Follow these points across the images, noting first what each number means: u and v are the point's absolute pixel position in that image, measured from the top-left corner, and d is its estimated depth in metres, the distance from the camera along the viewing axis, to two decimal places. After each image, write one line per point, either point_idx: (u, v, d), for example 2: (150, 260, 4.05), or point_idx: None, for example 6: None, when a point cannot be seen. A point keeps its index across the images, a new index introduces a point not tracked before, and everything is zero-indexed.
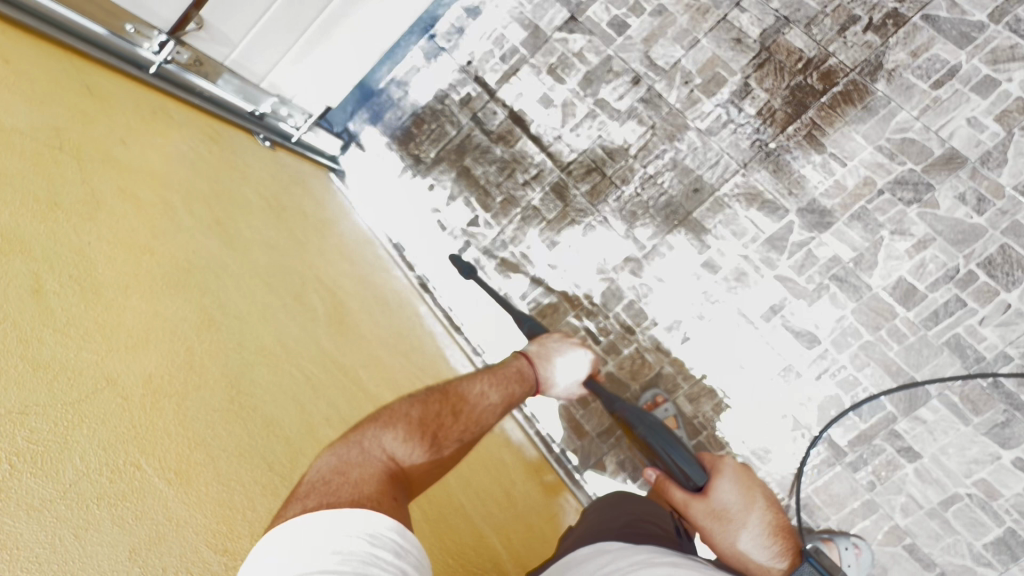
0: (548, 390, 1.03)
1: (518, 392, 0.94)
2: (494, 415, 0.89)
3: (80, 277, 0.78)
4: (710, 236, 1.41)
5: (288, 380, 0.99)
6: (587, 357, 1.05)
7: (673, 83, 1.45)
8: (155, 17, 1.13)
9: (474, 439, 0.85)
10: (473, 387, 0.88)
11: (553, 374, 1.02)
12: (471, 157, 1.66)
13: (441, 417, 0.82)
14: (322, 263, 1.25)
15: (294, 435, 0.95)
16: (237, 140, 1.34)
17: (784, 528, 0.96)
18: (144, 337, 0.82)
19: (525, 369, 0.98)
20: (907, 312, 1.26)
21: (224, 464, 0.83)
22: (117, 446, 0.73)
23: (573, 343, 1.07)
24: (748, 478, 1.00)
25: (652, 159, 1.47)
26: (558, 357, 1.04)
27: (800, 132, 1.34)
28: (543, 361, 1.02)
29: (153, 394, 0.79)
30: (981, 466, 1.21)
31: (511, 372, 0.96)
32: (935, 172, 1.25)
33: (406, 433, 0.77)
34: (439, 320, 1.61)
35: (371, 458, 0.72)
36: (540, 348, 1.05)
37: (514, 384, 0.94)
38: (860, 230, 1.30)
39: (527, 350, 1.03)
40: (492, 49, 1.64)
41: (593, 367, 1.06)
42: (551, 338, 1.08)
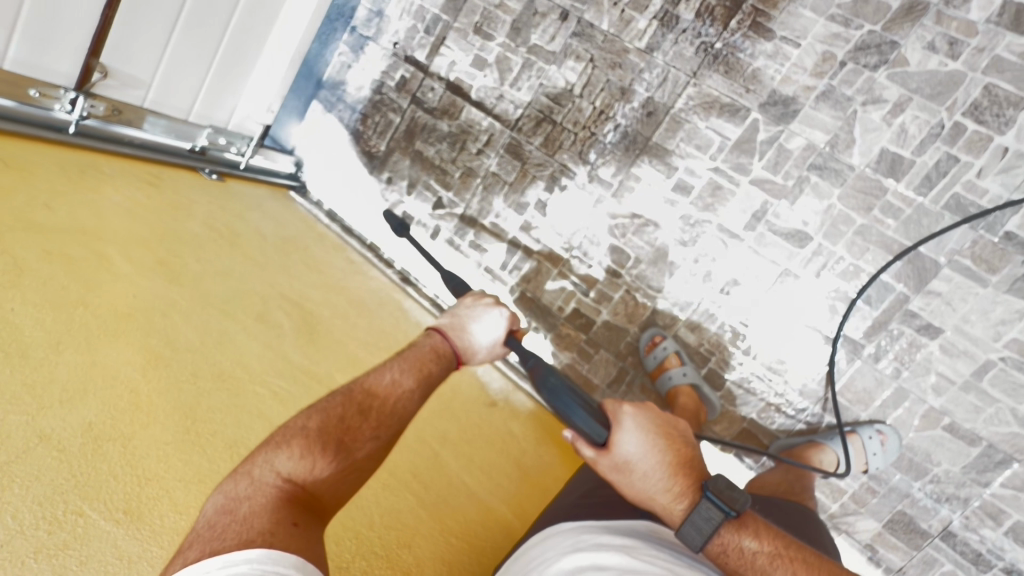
0: (472, 359, 0.93)
1: (439, 370, 0.86)
2: (413, 402, 0.82)
3: (7, 344, 0.79)
4: (676, 156, 1.33)
5: (251, 399, 0.96)
6: (501, 314, 0.95)
7: (602, 9, 1.37)
8: (57, 75, 1.12)
9: (391, 434, 0.78)
10: (383, 379, 0.80)
11: (473, 343, 0.93)
12: (420, 139, 1.62)
13: (346, 420, 0.74)
14: (284, 279, 1.24)
15: None
16: (178, 179, 1.32)
17: (689, 463, 0.82)
18: (83, 388, 0.81)
19: (437, 345, 0.89)
20: (898, 183, 1.17)
21: (180, 494, 0.80)
22: (55, 498, 0.71)
23: (487, 304, 0.96)
24: (649, 418, 0.84)
25: (598, 92, 1.40)
26: (473, 323, 0.94)
27: (744, 24, 1.25)
28: (457, 333, 0.92)
29: (94, 441, 0.78)
30: (1010, 326, 1.12)
31: (421, 347, 0.87)
32: (896, 28, 1.14)
33: (302, 449, 0.70)
34: (427, 309, 1.58)
35: (262, 486, 0.65)
36: (452, 319, 0.94)
37: (428, 362, 0.86)
38: (830, 110, 1.20)
39: (439, 325, 0.92)
40: (414, 25, 1.58)
41: (512, 324, 0.95)
42: (463, 304, 0.97)
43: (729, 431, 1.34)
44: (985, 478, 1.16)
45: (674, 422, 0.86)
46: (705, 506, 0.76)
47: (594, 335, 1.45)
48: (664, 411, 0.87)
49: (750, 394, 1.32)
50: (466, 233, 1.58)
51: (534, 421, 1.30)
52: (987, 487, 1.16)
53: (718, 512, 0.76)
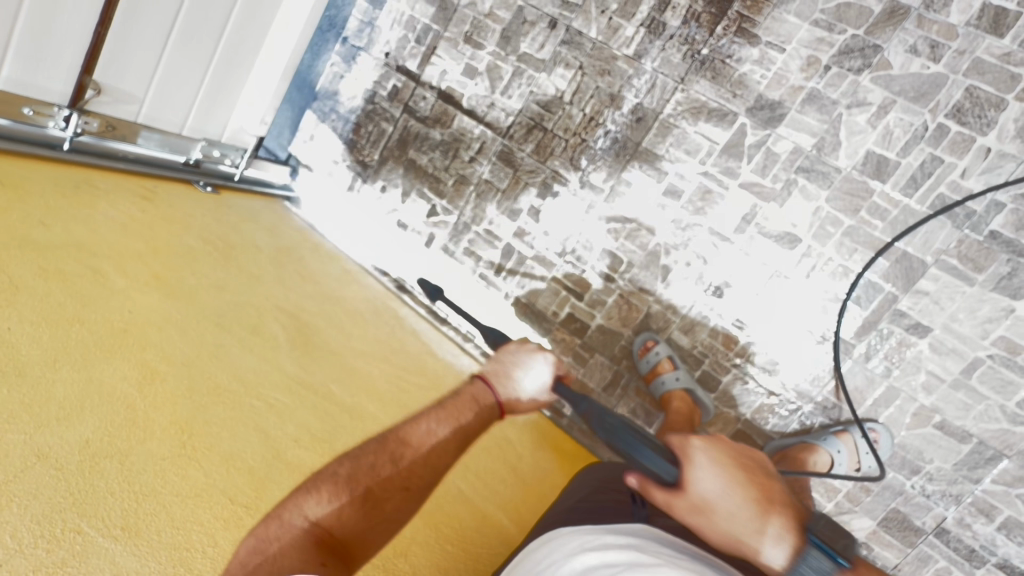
0: (517, 408, 0.88)
1: (479, 422, 0.83)
2: (447, 453, 0.78)
3: (3, 362, 0.79)
4: (665, 161, 1.35)
5: (247, 412, 0.97)
6: (547, 361, 0.90)
7: (590, 17, 1.39)
8: (50, 93, 1.13)
9: (423, 485, 0.75)
10: (417, 428, 0.77)
11: (516, 392, 0.88)
12: (413, 147, 1.63)
13: (376, 467, 0.72)
14: (279, 290, 1.25)
15: (260, 465, 0.91)
16: (173, 193, 1.33)
17: (778, 501, 0.75)
18: (80, 405, 0.82)
19: (479, 395, 0.85)
20: (884, 185, 1.19)
21: (177, 509, 0.80)
22: (53, 515, 0.71)
23: (532, 348, 0.91)
24: (716, 449, 0.79)
25: (588, 99, 1.41)
26: (518, 370, 0.89)
27: (730, 30, 1.27)
28: (501, 381, 0.87)
29: (91, 458, 0.78)
30: (997, 324, 1.14)
31: (462, 399, 0.84)
32: (878, 32, 1.16)
33: (331, 495, 0.68)
34: (423, 317, 1.60)
35: (290, 530, 0.64)
36: (495, 366, 0.89)
37: (467, 416, 0.82)
38: (816, 113, 1.22)
39: (483, 372, 0.88)
40: (405, 35, 1.60)
41: (558, 369, 0.90)
42: (506, 348, 0.92)
43: (723, 433, 1.36)
44: (976, 475, 1.17)
45: (746, 451, 0.81)
46: (817, 557, 0.66)
47: (589, 339, 1.46)
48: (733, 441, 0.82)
49: (744, 395, 1.33)
50: (460, 240, 1.59)
51: (529, 427, 1.32)
52: (978, 484, 1.17)
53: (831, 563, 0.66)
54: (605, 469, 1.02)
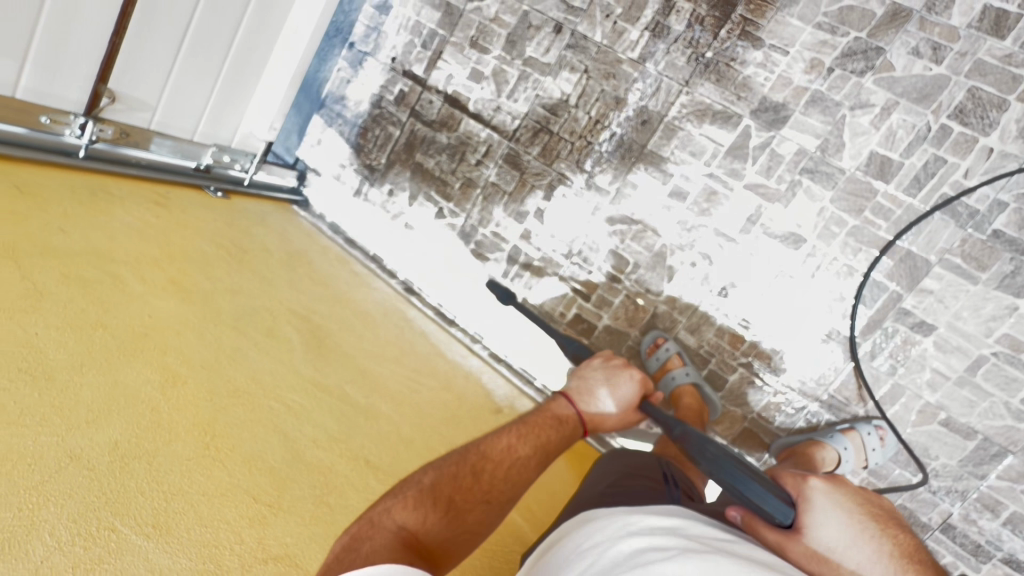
0: (596, 424, 1.00)
1: (567, 432, 0.94)
2: (527, 468, 0.83)
3: (32, 367, 0.81)
4: (671, 163, 1.36)
5: (266, 413, 0.99)
6: (625, 381, 1.04)
7: (595, 21, 1.41)
8: (66, 102, 1.16)
9: (502, 501, 0.78)
10: (497, 443, 0.82)
11: (602, 407, 1.01)
12: (420, 151, 1.65)
13: (459, 479, 0.75)
14: (291, 294, 1.27)
15: (280, 465, 0.93)
16: (185, 199, 1.34)
17: (913, 555, 0.69)
18: (106, 409, 0.84)
19: (567, 408, 0.97)
20: (887, 185, 1.20)
21: (204, 508, 0.81)
22: (88, 514, 0.73)
23: (615, 367, 1.07)
24: (846, 496, 0.75)
25: (593, 102, 1.43)
26: (603, 386, 1.03)
27: (734, 33, 1.28)
28: (584, 397, 1.00)
29: (120, 459, 0.80)
30: (1001, 322, 1.15)
31: (554, 410, 0.96)
32: (881, 34, 1.18)
33: (416, 501, 0.70)
34: (431, 319, 1.62)
35: (382, 530, 0.64)
36: (581, 382, 1.04)
37: (559, 425, 0.93)
38: (819, 115, 1.23)
39: (568, 390, 1.02)
40: (411, 40, 1.62)
41: (639, 386, 1.05)
42: (589, 367, 1.08)
43: (730, 431, 1.37)
44: (982, 471, 1.18)
45: (876, 501, 0.76)
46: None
47: (597, 339, 1.48)
48: (864, 490, 0.78)
49: (751, 394, 1.34)
50: (467, 242, 1.61)
51: None
52: (984, 480, 1.18)
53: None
54: (631, 455, 0.98)
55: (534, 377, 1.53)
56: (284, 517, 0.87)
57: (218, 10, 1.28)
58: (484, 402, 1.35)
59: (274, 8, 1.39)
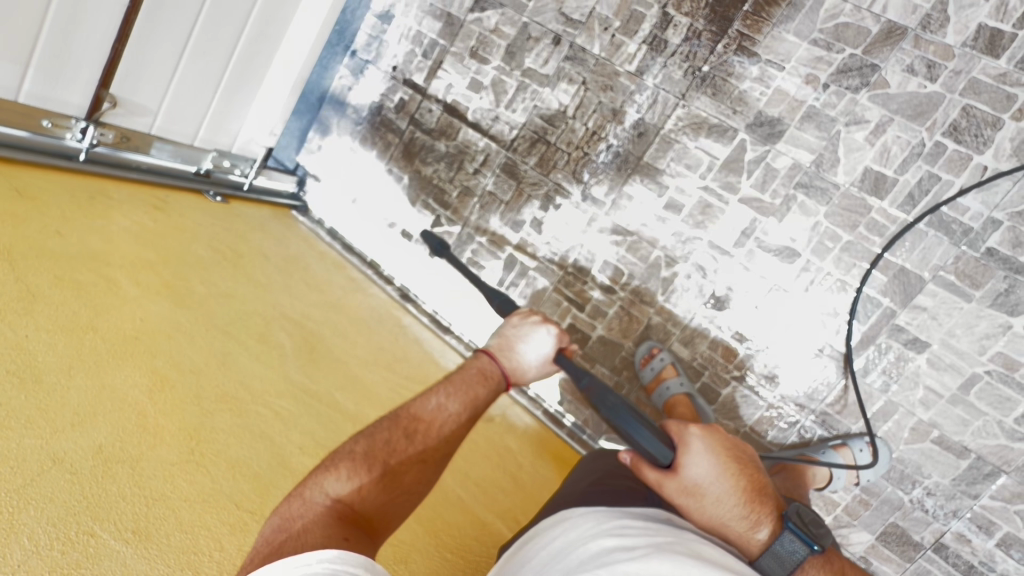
0: (521, 379, 0.92)
1: (488, 392, 0.85)
2: (459, 426, 0.81)
3: (20, 369, 0.82)
4: (666, 175, 1.37)
5: (254, 420, 0.99)
6: (549, 332, 0.93)
7: (593, 33, 1.43)
8: (68, 106, 1.18)
9: (437, 458, 0.78)
10: (428, 403, 0.79)
11: (524, 364, 0.91)
12: (419, 158, 1.66)
13: (392, 442, 0.74)
14: (286, 299, 1.28)
15: (265, 472, 0.93)
16: (183, 202, 1.35)
17: (767, 490, 0.79)
18: (94, 412, 0.84)
19: (489, 366, 0.88)
20: (881, 201, 1.20)
21: (187, 514, 0.82)
22: (68, 518, 0.73)
23: (535, 321, 0.94)
24: (717, 437, 0.82)
25: (590, 114, 1.44)
26: (523, 342, 0.92)
27: (731, 47, 1.29)
28: (505, 353, 0.91)
29: (105, 463, 0.80)
30: (994, 340, 1.14)
31: (473, 369, 0.86)
32: (876, 51, 1.18)
33: (350, 471, 0.69)
34: (426, 326, 1.62)
35: (312, 506, 0.64)
36: (501, 339, 0.93)
37: (479, 386, 0.85)
38: (814, 130, 1.24)
39: (487, 347, 0.92)
40: (412, 49, 1.65)
41: (560, 342, 0.93)
42: (510, 322, 0.95)
43: None
44: (975, 491, 1.17)
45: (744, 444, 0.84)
46: (790, 539, 0.72)
47: (590, 350, 1.48)
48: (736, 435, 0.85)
49: (743, 407, 1.34)
50: (464, 250, 1.61)
51: (530, 435, 1.35)
52: (977, 500, 1.17)
53: (803, 546, 0.71)
54: (618, 454, 0.98)
55: None
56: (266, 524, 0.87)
57: (219, 17, 1.30)
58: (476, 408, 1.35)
59: (275, 17, 1.41)
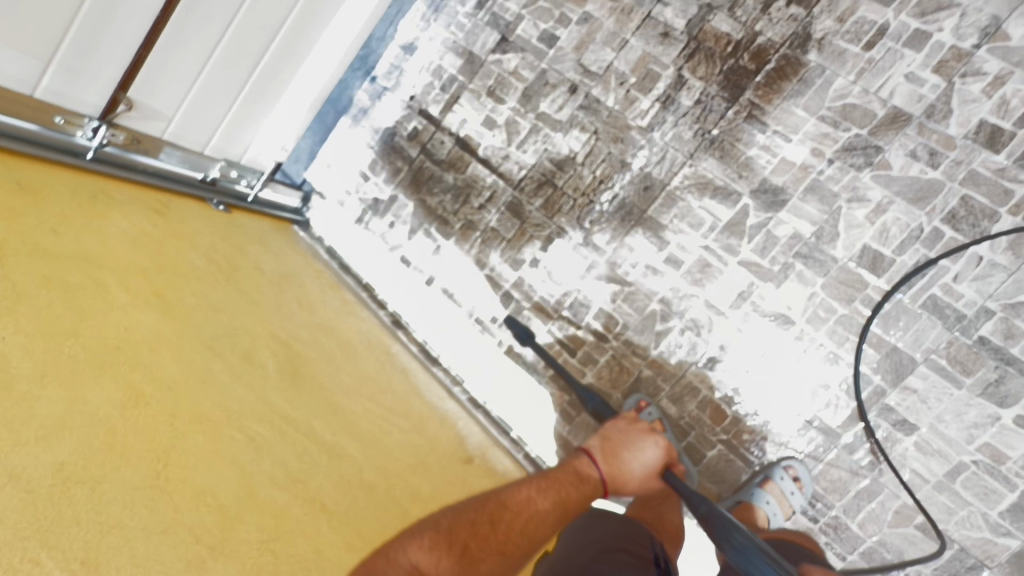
0: (620, 485, 1.05)
1: (585, 493, 0.99)
2: (544, 522, 0.94)
3: None
4: (668, 231, 1.38)
5: (228, 445, 0.97)
6: (653, 442, 1.09)
7: (609, 86, 1.48)
8: (83, 105, 1.18)
9: (519, 549, 0.89)
10: (518, 495, 0.94)
11: (627, 472, 1.05)
12: (426, 187, 1.68)
13: (477, 525, 0.88)
14: (277, 317, 1.26)
15: (229, 503, 0.91)
16: (185, 209, 1.35)
17: None
18: (61, 425, 0.81)
19: (589, 467, 1.02)
20: (878, 279, 1.21)
21: (141, 545, 0.80)
22: (15, 543, 0.71)
23: (644, 430, 1.11)
24: None
25: (599, 162, 1.47)
26: (631, 448, 1.07)
27: (741, 114, 1.34)
28: (610, 456, 1.05)
29: (64, 482, 0.78)
30: (983, 430, 1.14)
31: (573, 468, 1.02)
32: (881, 133, 1.22)
33: (433, 543, 0.84)
34: (415, 355, 1.60)
35: (394, 567, 0.79)
36: (606, 441, 1.08)
37: (580, 485, 0.99)
38: (816, 203, 1.26)
39: (592, 444, 1.07)
40: (431, 81, 1.70)
41: (663, 454, 1.09)
42: (617, 425, 1.12)
43: None
44: None
45: None
46: None
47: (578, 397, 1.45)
48: None
49: (727, 473, 1.32)
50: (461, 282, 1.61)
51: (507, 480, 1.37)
52: None
53: None
54: (608, 520, 0.96)
55: (510, 428, 1.51)
56: (222, 563, 0.86)
57: (247, 34, 1.34)
58: (453, 447, 1.35)
59: (300, 38, 1.46)
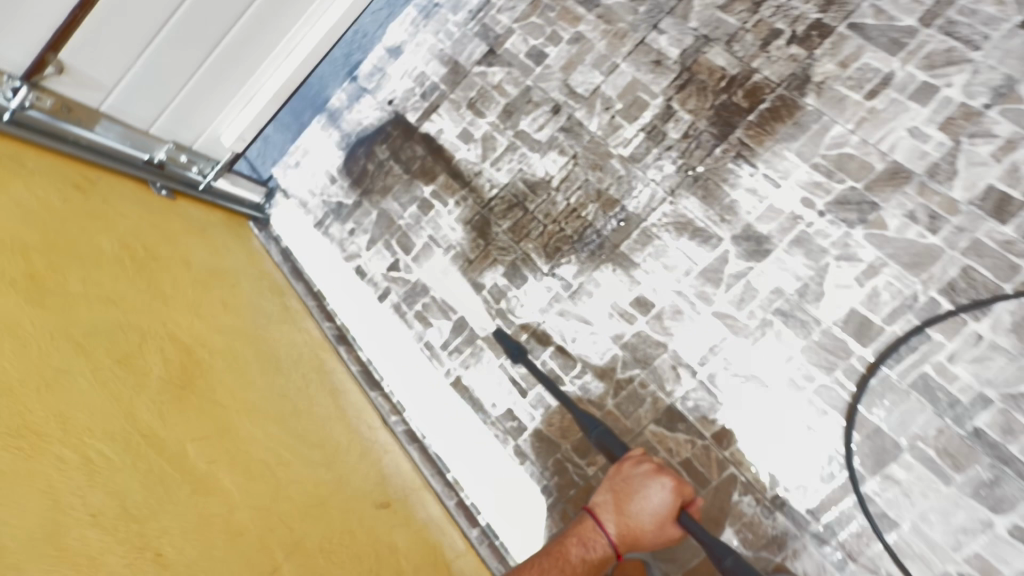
0: (641, 538, 0.95)
1: (595, 562, 0.93)
2: None
3: None
4: (639, 270, 1.26)
5: (60, 464, 0.80)
6: (662, 486, 0.95)
7: (593, 110, 1.38)
8: (3, 61, 1.07)
9: None
10: None
11: (637, 525, 0.95)
12: (392, 195, 1.57)
13: None
14: (184, 318, 1.12)
15: (31, 540, 0.73)
16: (116, 189, 1.23)
17: None
18: None
19: (593, 533, 0.96)
20: (864, 349, 1.08)
21: None
22: None
23: (647, 472, 0.98)
24: None
25: (574, 189, 1.36)
26: (634, 498, 0.96)
27: (729, 153, 1.24)
28: (616, 513, 0.96)
29: None
30: (972, 537, 0.98)
31: (579, 535, 0.96)
32: (878, 189, 1.11)
33: None
34: (354, 375, 1.46)
35: None
36: (611, 497, 0.98)
37: (590, 554, 0.94)
38: (802, 256, 1.14)
39: (596, 504, 0.99)
40: (413, 87, 1.61)
41: (678, 496, 0.95)
42: (622, 471, 1.00)
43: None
44: None
45: None
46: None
47: (523, 444, 1.29)
48: None
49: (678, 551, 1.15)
50: (414, 302, 1.47)
51: (424, 535, 1.24)
52: None
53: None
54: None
55: (447, 469, 1.34)
56: None
57: (211, 10, 1.27)
58: (365, 487, 1.20)
59: (267, 25, 1.40)
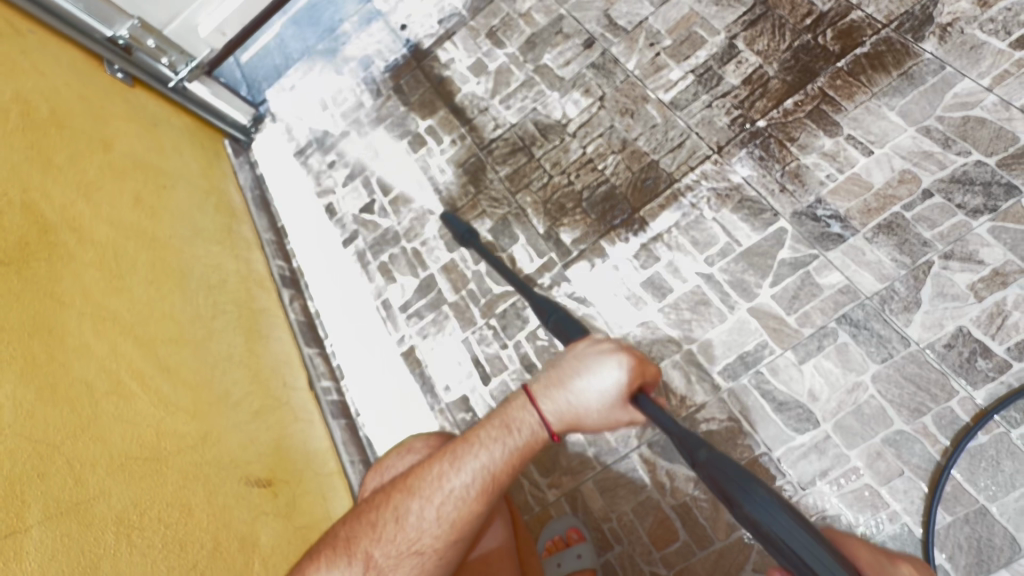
0: (585, 420, 0.63)
1: (521, 451, 0.63)
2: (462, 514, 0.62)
3: None
4: (661, 243, 0.96)
5: None
6: (620, 362, 0.62)
7: (634, 46, 1.10)
8: None
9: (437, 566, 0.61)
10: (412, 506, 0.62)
11: (578, 406, 0.63)
12: (383, 127, 1.32)
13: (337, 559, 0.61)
14: (58, 190, 0.85)
15: None
16: (45, 50, 1.03)
17: None
18: None
19: (519, 412, 0.65)
20: (971, 390, 0.74)
21: None
22: None
23: (604, 350, 0.64)
24: None
25: (593, 137, 1.08)
26: (578, 375, 0.63)
27: (803, 107, 0.93)
28: (551, 390, 0.64)
29: None
30: None
31: (500, 415, 0.66)
32: (1018, 168, 0.78)
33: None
34: (293, 330, 1.17)
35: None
36: (550, 376, 0.66)
37: (513, 440, 0.64)
38: (891, 249, 0.81)
39: (532, 384, 0.67)
40: (431, 12, 1.37)
41: (637, 373, 0.62)
42: (575, 347, 0.67)
43: None
44: None
45: None
46: None
47: None
48: None
49: None
50: (380, 251, 1.21)
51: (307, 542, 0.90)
52: None
53: None
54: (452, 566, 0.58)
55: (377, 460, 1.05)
56: None
57: None
58: (242, 455, 0.88)
59: None
